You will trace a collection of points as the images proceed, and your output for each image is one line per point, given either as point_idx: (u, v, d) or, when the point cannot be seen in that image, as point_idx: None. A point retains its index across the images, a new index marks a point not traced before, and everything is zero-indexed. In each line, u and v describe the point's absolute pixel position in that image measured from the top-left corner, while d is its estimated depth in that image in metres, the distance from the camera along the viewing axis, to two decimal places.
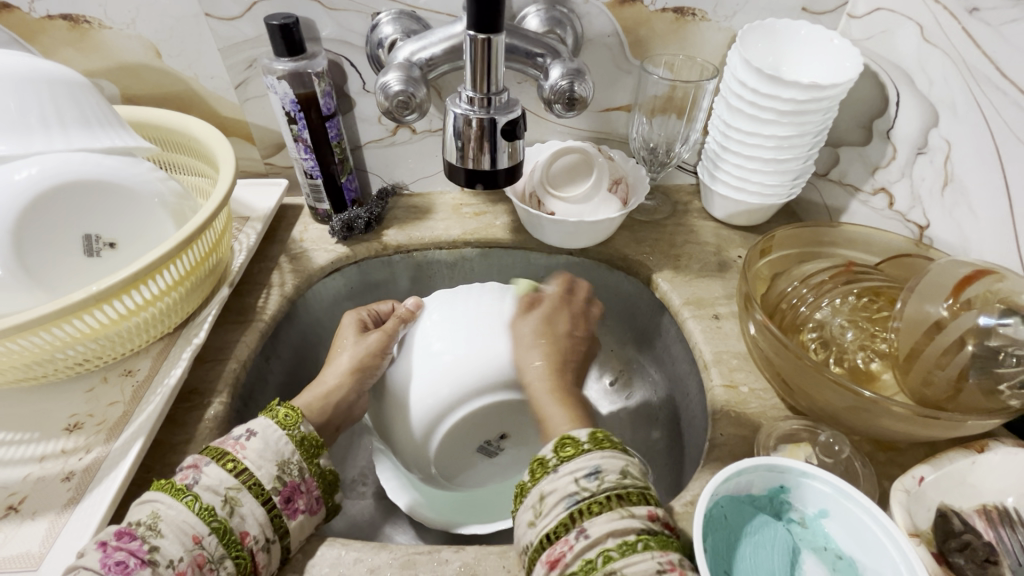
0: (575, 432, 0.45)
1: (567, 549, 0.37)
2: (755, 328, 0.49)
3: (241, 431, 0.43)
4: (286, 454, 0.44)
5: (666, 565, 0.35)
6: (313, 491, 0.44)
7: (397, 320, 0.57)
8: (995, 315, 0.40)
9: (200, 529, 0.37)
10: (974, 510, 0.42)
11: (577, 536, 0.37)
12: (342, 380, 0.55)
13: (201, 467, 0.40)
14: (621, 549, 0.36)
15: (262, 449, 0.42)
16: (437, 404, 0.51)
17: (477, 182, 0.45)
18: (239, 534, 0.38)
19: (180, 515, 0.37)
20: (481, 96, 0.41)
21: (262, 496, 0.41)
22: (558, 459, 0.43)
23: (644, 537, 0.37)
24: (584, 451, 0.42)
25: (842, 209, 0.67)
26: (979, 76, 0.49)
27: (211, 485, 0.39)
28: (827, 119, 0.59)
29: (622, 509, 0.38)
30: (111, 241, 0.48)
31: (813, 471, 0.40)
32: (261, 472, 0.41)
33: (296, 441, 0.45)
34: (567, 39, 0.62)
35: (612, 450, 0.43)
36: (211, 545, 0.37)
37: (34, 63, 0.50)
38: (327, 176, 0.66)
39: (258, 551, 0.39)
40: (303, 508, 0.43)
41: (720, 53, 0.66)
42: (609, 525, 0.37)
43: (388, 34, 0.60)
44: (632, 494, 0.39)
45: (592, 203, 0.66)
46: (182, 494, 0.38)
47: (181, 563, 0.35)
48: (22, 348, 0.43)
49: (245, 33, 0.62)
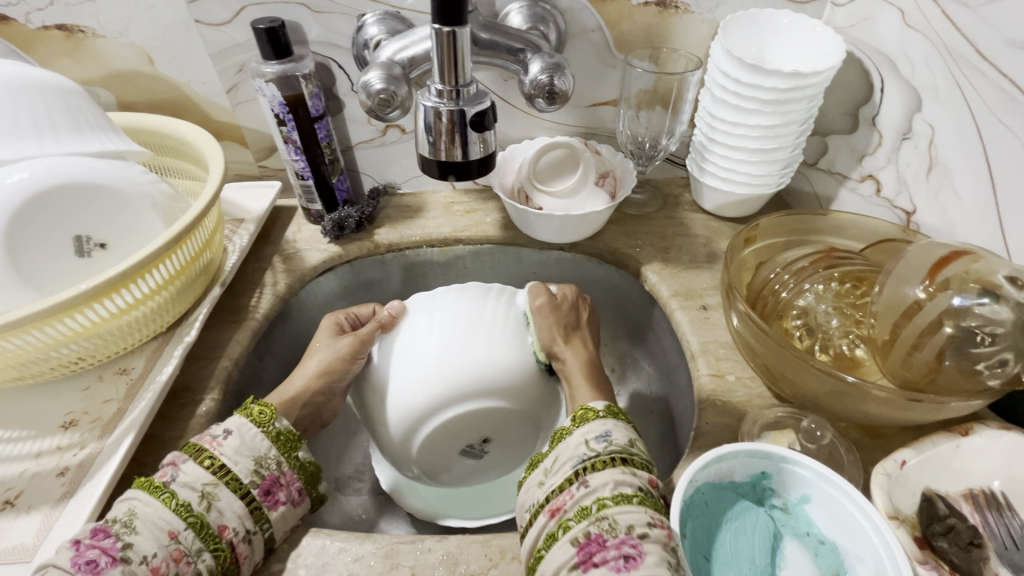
0: (592, 403, 0.48)
1: (568, 497, 0.39)
2: (738, 318, 0.49)
3: (218, 430, 0.44)
4: (263, 450, 0.44)
5: (655, 520, 0.36)
6: (294, 483, 0.45)
7: (376, 326, 0.56)
8: (971, 294, 0.39)
9: (176, 524, 0.38)
10: (960, 494, 0.41)
11: (578, 486, 0.40)
12: (310, 383, 0.55)
13: (179, 463, 0.41)
14: (616, 498, 0.38)
15: (239, 446, 0.43)
16: (416, 408, 0.51)
17: (450, 175, 0.46)
18: (217, 528, 0.39)
19: (156, 512, 0.38)
20: (449, 88, 0.42)
21: (240, 490, 0.41)
22: (574, 424, 0.46)
23: (641, 493, 0.38)
24: (598, 416, 0.45)
25: (832, 198, 0.67)
26: (959, 58, 0.49)
27: (189, 482, 0.40)
28: (812, 107, 0.59)
29: (625, 468, 0.40)
30: (103, 242, 0.49)
31: (794, 457, 0.40)
32: (237, 467, 0.42)
33: (272, 436, 0.45)
34: (550, 35, 0.63)
35: (624, 423, 0.45)
36: (187, 540, 0.38)
37: (28, 71, 0.51)
38: (318, 177, 0.67)
39: (239, 542, 0.39)
40: (284, 499, 0.43)
41: (704, 45, 0.67)
42: (608, 477, 0.39)
43: (373, 34, 0.61)
44: (636, 459, 0.41)
45: (579, 197, 0.66)
46: (159, 491, 0.39)
47: (155, 559, 0.36)
48: (16, 347, 0.44)
49: (234, 38, 0.63)
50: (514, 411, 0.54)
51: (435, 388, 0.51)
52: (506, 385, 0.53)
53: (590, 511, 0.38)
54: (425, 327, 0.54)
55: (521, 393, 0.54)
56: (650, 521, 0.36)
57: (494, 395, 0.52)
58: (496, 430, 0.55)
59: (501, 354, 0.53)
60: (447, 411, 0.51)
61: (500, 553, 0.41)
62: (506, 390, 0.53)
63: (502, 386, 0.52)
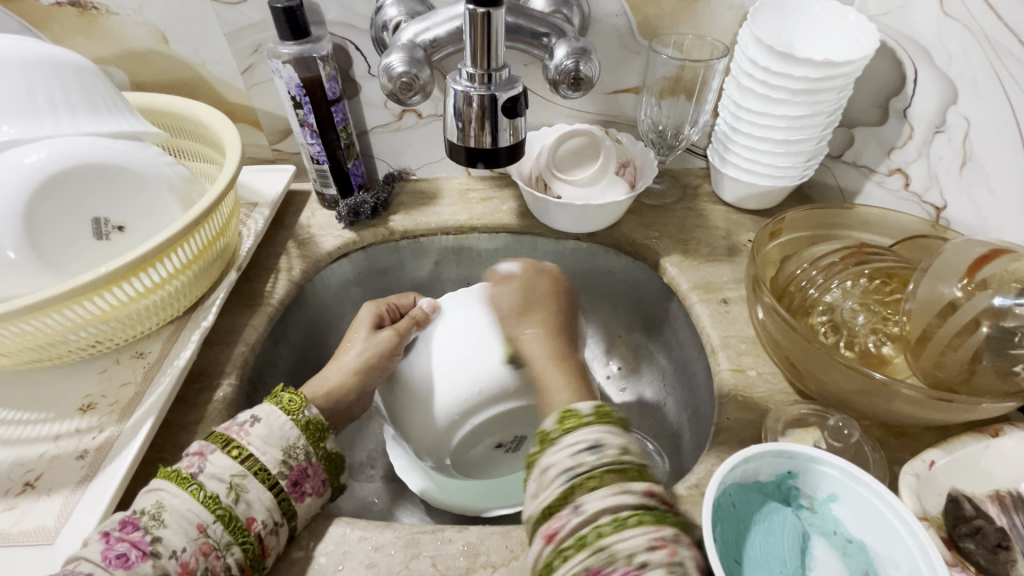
0: (577, 405, 0.44)
1: (562, 524, 0.36)
2: (764, 312, 0.48)
3: (246, 417, 0.44)
4: (293, 439, 0.44)
5: (658, 541, 0.34)
6: (320, 474, 0.44)
7: (411, 321, 0.58)
8: (1011, 294, 0.38)
9: (205, 517, 0.37)
10: (988, 495, 0.41)
11: (572, 511, 0.37)
12: (345, 378, 0.55)
13: (207, 454, 0.41)
14: (614, 524, 0.35)
15: (267, 436, 0.43)
16: (448, 409, 0.53)
17: (478, 162, 0.45)
18: (245, 520, 0.39)
19: (185, 504, 0.38)
20: (481, 72, 0.41)
21: (269, 480, 0.41)
22: (560, 431, 0.42)
23: (639, 513, 0.36)
24: (586, 425, 0.41)
25: (856, 191, 0.65)
26: (1001, 49, 0.47)
27: (217, 473, 0.39)
28: (841, 98, 0.58)
29: (619, 484, 0.37)
30: (120, 225, 0.48)
31: (822, 456, 0.40)
32: (264, 457, 0.42)
33: (302, 425, 0.45)
34: (573, 19, 0.61)
35: (613, 425, 0.42)
36: (216, 533, 0.37)
37: (44, 49, 0.50)
38: (334, 161, 0.66)
39: (267, 535, 0.39)
40: (310, 491, 0.43)
41: (730, 32, 0.65)
42: (603, 500, 0.36)
43: (392, 16, 0.59)
44: (630, 470, 0.38)
45: (599, 185, 0.65)
46: (188, 482, 0.39)
47: (185, 553, 0.36)
48: (34, 329, 0.44)
49: (250, 17, 0.62)
50: (541, 406, 0.55)
51: (467, 389, 0.53)
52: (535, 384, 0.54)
53: (587, 540, 0.35)
54: (448, 331, 0.56)
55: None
56: (650, 544, 0.34)
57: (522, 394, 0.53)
58: (528, 426, 0.57)
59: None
60: (480, 410, 0.53)
61: (521, 545, 0.41)
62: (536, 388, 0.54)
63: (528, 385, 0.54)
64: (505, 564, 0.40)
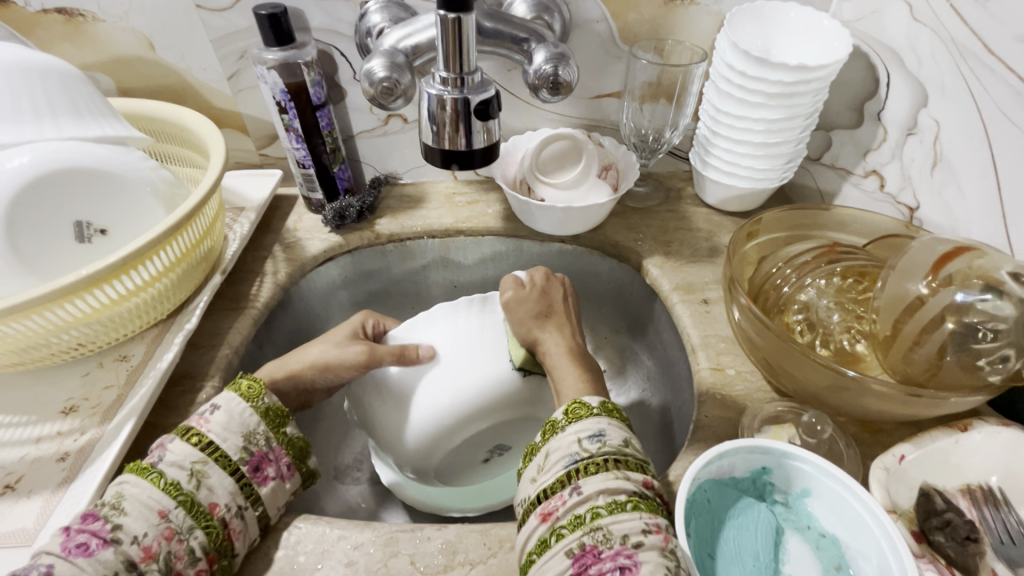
0: (585, 398, 0.46)
1: (560, 504, 0.38)
2: (739, 312, 0.49)
3: (206, 406, 0.44)
4: (252, 426, 0.44)
5: (652, 527, 0.36)
6: (282, 459, 0.45)
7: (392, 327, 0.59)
8: (975, 290, 0.39)
9: (166, 503, 0.38)
10: (958, 489, 0.42)
11: (571, 492, 0.38)
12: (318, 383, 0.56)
13: (166, 444, 0.41)
14: (610, 506, 0.37)
15: (227, 422, 0.43)
16: (433, 431, 0.54)
17: (453, 164, 0.46)
18: (207, 505, 0.39)
19: (145, 492, 0.38)
20: (453, 76, 0.42)
21: (229, 467, 0.41)
22: (567, 420, 0.43)
23: (635, 498, 0.37)
24: (592, 415, 0.43)
25: (835, 192, 0.66)
26: (967, 54, 0.48)
27: (177, 461, 0.40)
28: (817, 101, 0.59)
29: (617, 471, 0.39)
30: (103, 228, 0.48)
31: (794, 451, 0.40)
32: (225, 444, 0.42)
33: (261, 412, 0.45)
34: (554, 25, 0.62)
35: (619, 420, 0.44)
36: (178, 518, 0.38)
37: (28, 54, 0.51)
38: (319, 166, 0.67)
39: (231, 519, 0.40)
40: (273, 475, 0.44)
41: (709, 38, 0.66)
42: (602, 483, 0.38)
43: (376, 22, 0.60)
44: (630, 461, 0.40)
45: (581, 188, 0.66)
46: (147, 472, 0.39)
47: (146, 539, 0.36)
48: (16, 332, 0.44)
49: (236, 24, 0.63)
50: (517, 418, 0.57)
51: (450, 409, 0.53)
52: (511, 396, 0.55)
53: (584, 520, 0.36)
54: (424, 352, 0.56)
55: (524, 398, 0.56)
56: (644, 528, 0.36)
57: (501, 406, 0.55)
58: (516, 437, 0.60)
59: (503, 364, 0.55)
60: (461, 433, 0.55)
61: (499, 543, 0.41)
62: (513, 399, 0.55)
63: (506, 397, 0.55)
64: (483, 561, 0.40)
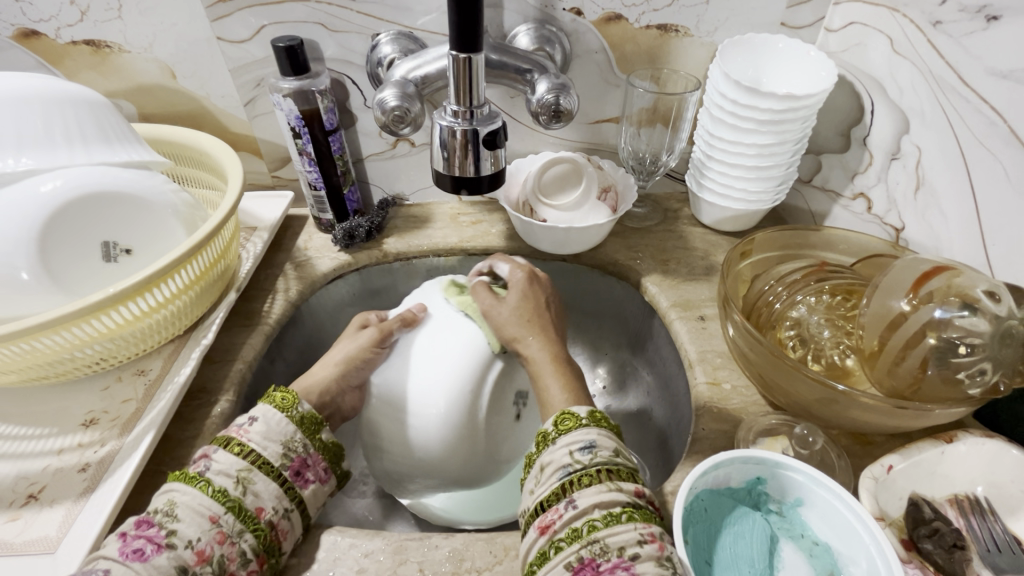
0: (575, 407, 0.47)
1: (557, 517, 0.40)
2: (734, 329, 0.51)
3: (243, 419, 0.46)
4: (290, 433, 0.47)
5: (647, 536, 0.37)
6: (320, 464, 0.48)
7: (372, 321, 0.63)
8: (952, 307, 0.41)
9: (216, 509, 0.39)
10: (946, 500, 0.44)
11: (566, 506, 0.40)
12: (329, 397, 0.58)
13: (211, 455, 0.43)
14: (606, 519, 0.38)
15: (266, 431, 0.45)
16: (450, 435, 0.54)
17: (462, 189, 0.48)
18: (254, 510, 0.41)
19: (195, 499, 0.39)
20: (463, 109, 0.45)
21: (273, 473, 0.44)
22: (557, 432, 0.45)
23: (629, 509, 0.39)
24: (581, 426, 0.44)
25: (825, 214, 0.69)
26: (944, 86, 0.51)
27: (223, 469, 0.42)
28: (806, 127, 0.62)
29: (610, 483, 0.40)
30: (128, 248, 0.51)
31: (786, 462, 0.42)
32: (266, 452, 0.44)
33: (297, 421, 0.48)
34: (556, 56, 0.66)
35: (608, 430, 0.45)
36: (228, 523, 0.39)
37: (62, 85, 0.54)
38: (330, 187, 0.70)
39: (278, 520, 0.42)
40: (312, 479, 0.47)
41: (702, 67, 0.70)
42: (596, 496, 0.39)
43: (387, 53, 0.64)
44: (622, 471, 0.41)
45: (582, 210, 0.69)
46: (195, 480, 0.41)
47: (199, 543, 0.38)
48: (43, 347, 0.46)
49: (254, 54, 0.66)
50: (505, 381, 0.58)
51: (453, 413, 0.54)
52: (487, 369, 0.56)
53: (580, 533, 0.38)
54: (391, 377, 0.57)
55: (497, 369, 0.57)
56: (639, 538, 0.37)
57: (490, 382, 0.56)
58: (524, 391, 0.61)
59: (467, 351, 0.56)
60: (479, 423, 0.56)
61: (505, 551, 0.43)
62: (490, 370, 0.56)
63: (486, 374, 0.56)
64: (489, 568, 0.42)
